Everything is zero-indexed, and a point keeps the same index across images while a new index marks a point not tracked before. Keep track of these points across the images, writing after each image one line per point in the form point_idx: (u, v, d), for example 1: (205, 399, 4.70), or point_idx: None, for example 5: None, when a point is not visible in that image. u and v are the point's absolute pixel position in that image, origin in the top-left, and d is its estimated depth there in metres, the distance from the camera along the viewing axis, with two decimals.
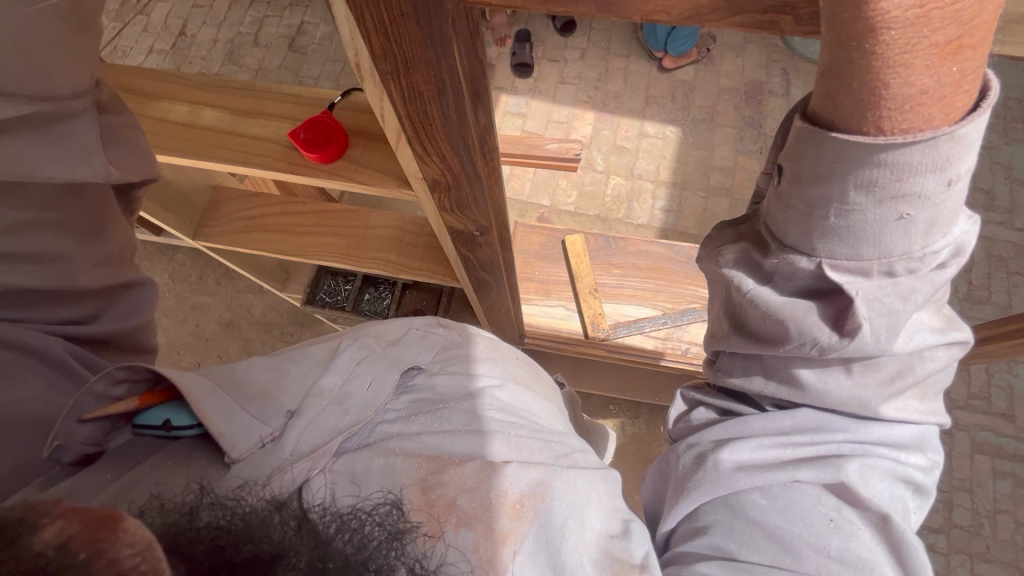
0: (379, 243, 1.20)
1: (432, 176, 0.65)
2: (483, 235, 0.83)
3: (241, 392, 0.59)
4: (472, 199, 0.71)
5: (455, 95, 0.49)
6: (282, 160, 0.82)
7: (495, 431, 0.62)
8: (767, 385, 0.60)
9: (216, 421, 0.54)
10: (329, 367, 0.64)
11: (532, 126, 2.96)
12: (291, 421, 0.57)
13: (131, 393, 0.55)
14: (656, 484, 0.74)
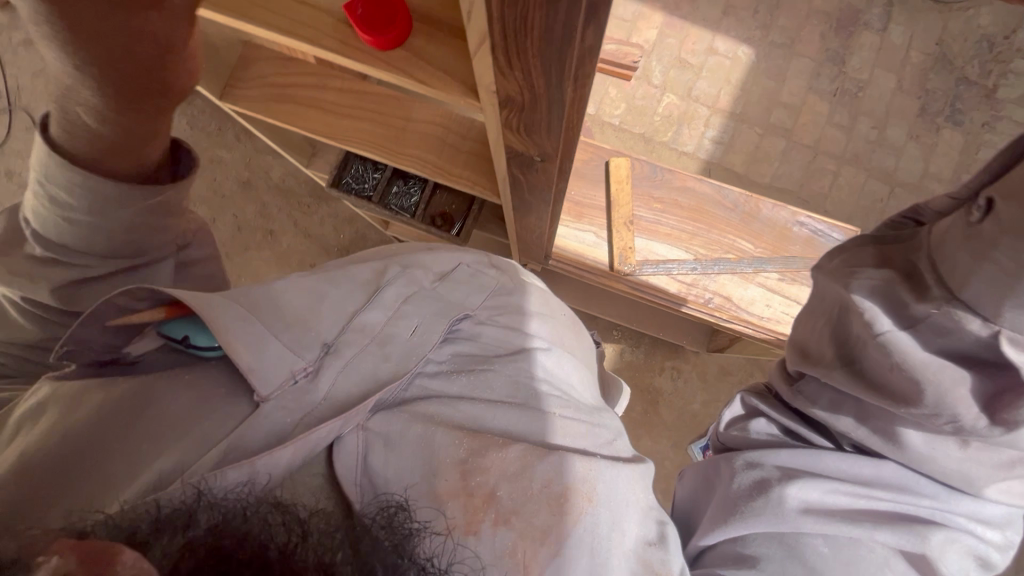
0: (420, 140, 1.10)
1: (506, 92, 0.56)
2: (543, 161, 0.75)
3: (273, 319, 0.64)
4: (544, 125, 0.62)
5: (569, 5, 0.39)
6: (331, 38, 0.71)
7: (526, 412, 0.69)
8: (860, 430, 0.78)
9: (245, 353, 0.59)
10: (373, 301, 0.70)
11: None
12: (326, 356, 0.64)
13: (154, 305, 0.63)
14: (699, 481, 0.95)
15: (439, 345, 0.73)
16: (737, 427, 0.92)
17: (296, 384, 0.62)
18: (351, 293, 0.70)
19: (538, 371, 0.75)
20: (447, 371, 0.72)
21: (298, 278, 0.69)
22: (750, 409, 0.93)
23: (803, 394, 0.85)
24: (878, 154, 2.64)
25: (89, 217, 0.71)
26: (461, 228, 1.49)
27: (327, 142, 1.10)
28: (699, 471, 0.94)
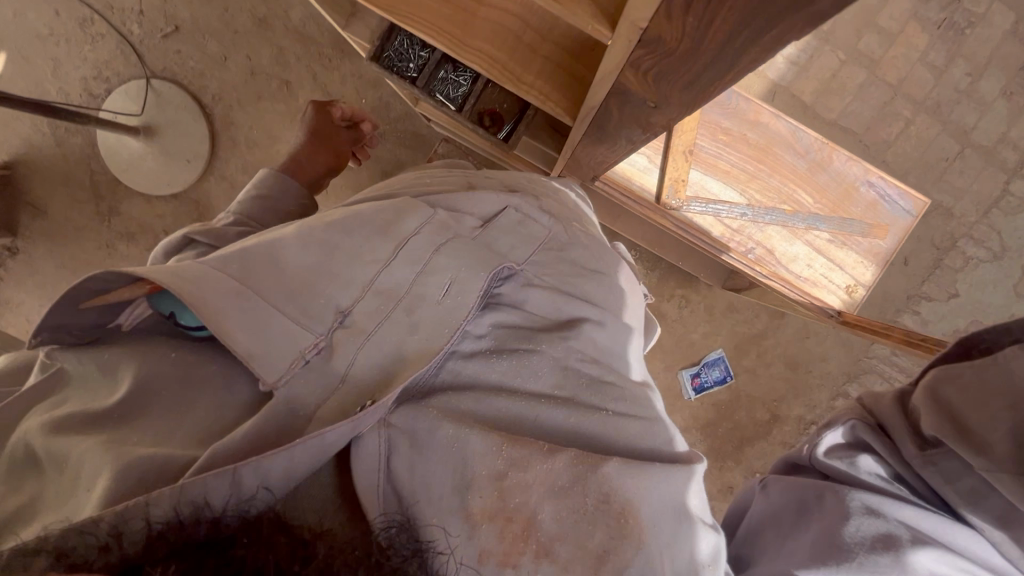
0: (489, 32, 0.92)
1: (657, 33, 0.44)
2: (655, 109, 0.62)
3: (273, 290, 0.61)
4: (683, 77, 0.50)
5: None
6: None
7: (565, 407, 0.70)
8: (994, 528, 0.72)
9: (239, 335, 0.58)
10: (398, 259, 0.68)
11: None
12: (338, 325, 0.63)
13: (134, 283, 0.64)
14: (776, 501, 0.83)
15: (477, 324, 0.73)
16: (841, 458, 0.80)
17: (307, 364, 0.61)
18: (373, 245, 0.68)
19: (579, 355, 0.74)
20: (485, 352, 0.72)
21: (301, 236, 0.65)
22: (853, 441, 0.83)
23: (936, 467, 0.75)
24: (958, 107, 2.37)
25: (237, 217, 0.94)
26: (509, 133, 1.34)
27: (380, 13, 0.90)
28: (786, 495, 0.81)
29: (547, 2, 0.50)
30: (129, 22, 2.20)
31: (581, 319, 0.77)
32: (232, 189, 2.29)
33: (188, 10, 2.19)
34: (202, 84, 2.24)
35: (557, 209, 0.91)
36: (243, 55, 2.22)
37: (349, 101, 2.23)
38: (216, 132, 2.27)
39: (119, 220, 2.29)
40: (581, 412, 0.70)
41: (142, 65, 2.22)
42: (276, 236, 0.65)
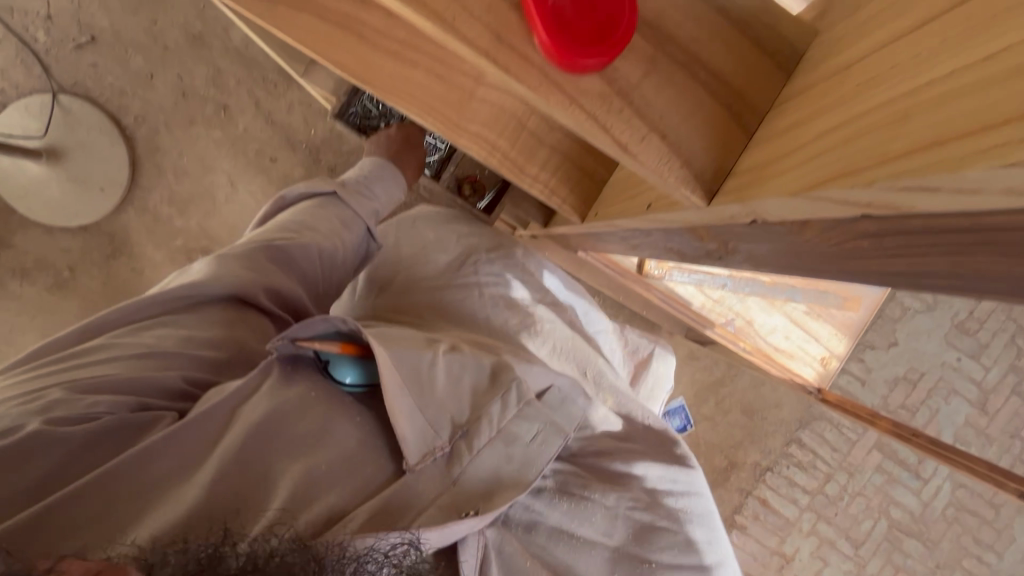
0: (488, 112, 0.79)
1: (794, 226, 0.32)
2: (713, 258, 0.50)
3: (421, 391, 0.67)
4: (785, 262, 0.38)
5: None
6: (475, 24, 0.34)
7: (620, 557, 0.70)
8: None
9: (401, 420, 0.63)
10: (500, 395, 0.71)
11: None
12: (458, 439, 0.67)
13: (333, 341, 0.66)
14: None
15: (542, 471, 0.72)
16: None
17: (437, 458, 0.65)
18: (475, 376, 0.73)
19: (633, 507, 0.73)
20: (550, 491, 0.72)
21: (447, 354, 0.74)
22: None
23: None
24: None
25: (335, 217, 0.90)
26: (491, 201, 1.24)
27: (359, 83, 0.75)
28: None
29: (621, 156, 0.37)
30: (33, 27, 1.89)
31: (629, 475, 0.77)
32: (156, 223, 2.01)
33: (105, 18, 1.91)
34: (122, 103, 1.95)
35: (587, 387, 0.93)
36: (173, 73, 1.95)
37: (296, 131, 1.99)
38: (138, 157, 1.98)
39: (10, 252, 1.94)
40: (628, 572, 0.70)
41: (48, 77, 1.91)
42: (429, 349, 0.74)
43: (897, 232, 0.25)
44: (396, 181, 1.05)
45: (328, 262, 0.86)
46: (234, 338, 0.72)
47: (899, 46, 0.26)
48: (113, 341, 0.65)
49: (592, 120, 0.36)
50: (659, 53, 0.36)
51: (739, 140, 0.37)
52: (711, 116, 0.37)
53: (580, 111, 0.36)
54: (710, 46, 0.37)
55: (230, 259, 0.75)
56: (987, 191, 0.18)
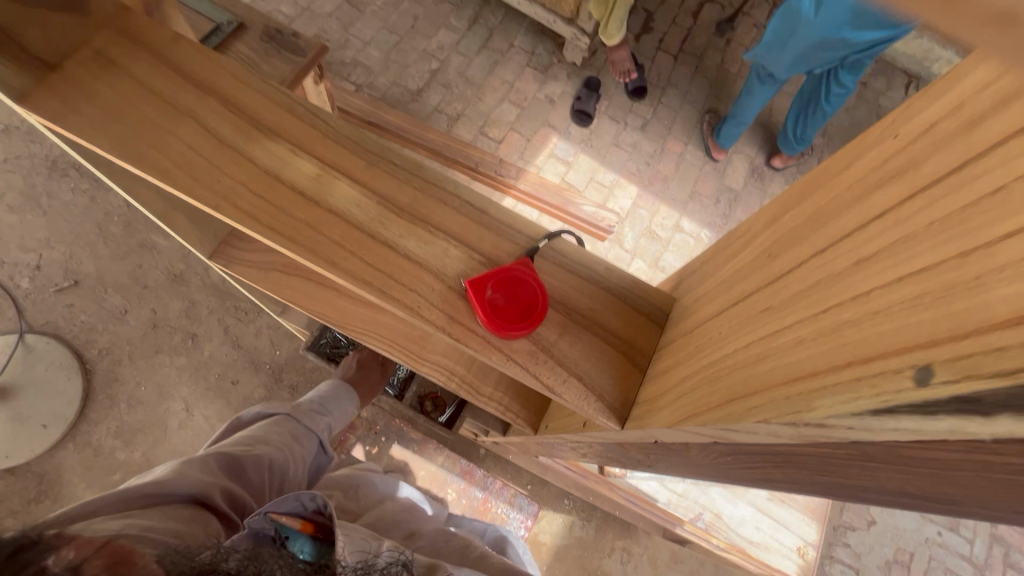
0: (446, 344, 0.92)
1: (680, 445, 0.42)
2: (645, 465, 0.58)
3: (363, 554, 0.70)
4: (685, 465, 0.47)
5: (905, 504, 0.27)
6: (432, 312, 0.49)
7: None
8: None
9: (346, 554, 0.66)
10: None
11: (573, 178, 2.29)
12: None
13: (294, 518, 0.69)
14: None
15: None
16: None
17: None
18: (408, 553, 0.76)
19: None
20: None
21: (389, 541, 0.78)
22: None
23: None
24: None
25: (289, 429, 0.96)
26: (454, 410, 1.33)
27: (333, 325, 0.90)
28: None
29: (548, 392, 0.49)
30: (18, 275, 2.09)
31: None
32: (96, 457, 1.92)
33: (92, 265, 2.13)
34: (90, 338, 2.04)
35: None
36: (148, 308, 2.10)
37: (262, 353, 2.09)
38: (91, 389, 1.99)
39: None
40: None
41: (21, 320, 2.02)
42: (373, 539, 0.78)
43: (736, 451, 0.35)
44: (351, 398, 1.19)
45: (280, 477, 0.87)
46: (192, 531, 0.66)
47: (713, 324, 0.40)
48: (82, 529, 0.59)
49: (524, 370, 0.49)
50: (569, 319, 0.51)
51: (634, 376, 0.49)
52: (613, 361, 0.49)
53: (513, 363, 0.49)
54: (606, 314, 0.52)
55: (192, 465, 0.76)
56: (758, 432, 0.29)
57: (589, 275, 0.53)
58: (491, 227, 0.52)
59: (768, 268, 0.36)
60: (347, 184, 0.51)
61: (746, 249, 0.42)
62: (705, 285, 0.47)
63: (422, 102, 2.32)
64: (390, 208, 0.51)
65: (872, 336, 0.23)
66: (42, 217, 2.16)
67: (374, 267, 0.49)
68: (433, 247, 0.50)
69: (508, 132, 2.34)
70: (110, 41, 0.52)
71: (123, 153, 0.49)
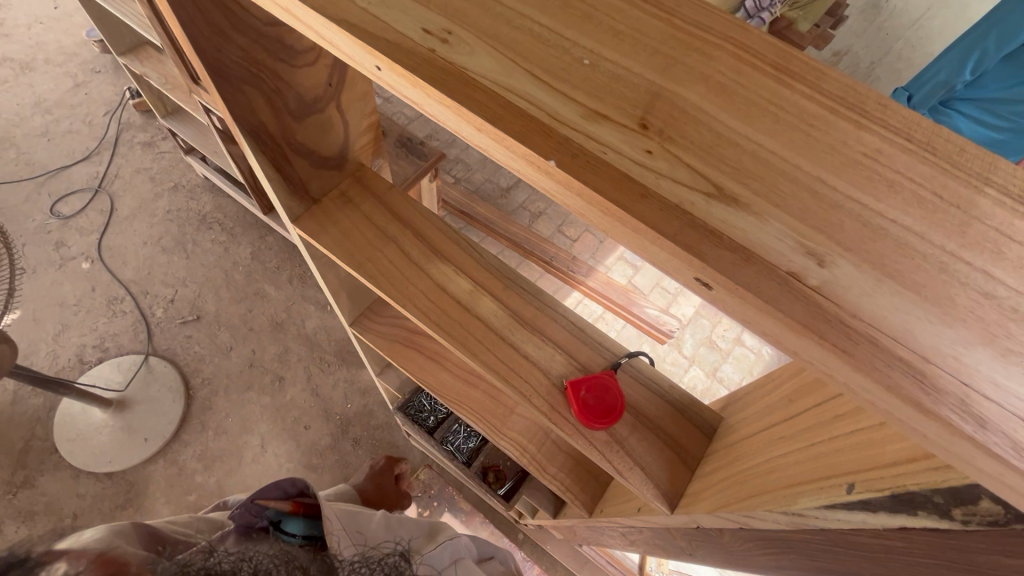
0: (522, 423, 1.09)
1: (715, 530, 0.56)
2: (688, 554, 0.71)
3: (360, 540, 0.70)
4: (721, 553, 0.60)
5: None
6: (537, 399, 0.67)
7: None
8: None
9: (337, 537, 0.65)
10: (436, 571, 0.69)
11: (639, 281, 2.48)
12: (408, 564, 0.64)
13: (283, 502, 0.68)
14: None
15: None
16: None
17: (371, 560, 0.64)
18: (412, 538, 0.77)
19: None
20: None
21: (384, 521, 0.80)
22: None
23: None
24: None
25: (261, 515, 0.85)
26: (509, 488, 1.46)
27: (433, 394, 1.11)
28: None
29: (618, 475, 0.64)
30: (155, 305, 2.49)
31: None
32: (179, 476, 2.15)
33: (215, 305, 2.50)
34: (197, 368, 2.37)
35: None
36: (249, 348, 2.42)
37: (335, 404, 2.32)
38: (188, 413, 2.28)
39: (28, 492, 2.08)
40: None
41: (148, 343, 2.39)
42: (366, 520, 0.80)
43: (754, 537, 0.50)
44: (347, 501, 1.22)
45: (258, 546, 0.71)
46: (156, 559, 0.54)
47: (746, 443, 0.56)
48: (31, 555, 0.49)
49: (601, 455, 0.65)
50: (636, 420, 0.68)
51: (684, 473, 0.64)
52: (669, 459, 0.65)
53: (593, 449, 0.66)
54: (668, 422, 0.68)
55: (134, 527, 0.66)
56: (766, 519, 0.44)
57: (656, 389, 0.70)
58: (586, 342, 0.72)
59: (784, 408, 0.52)
60: (488, 299, 0.73)
61: (772, 391, 0.58)
62: (743, 411, 0.63)
63: (510, 198, 2.64)
64: (516, 319, 0.72)
65: (828, 461, 0.39)
66: (184, 259, 2.60)
67: (501, 361, 0.69)
68: (544, 352, 0.70)
69: (584, 233, 2.61)
70: (349, 185, 0.79)
71: (348, 259, 0.73)
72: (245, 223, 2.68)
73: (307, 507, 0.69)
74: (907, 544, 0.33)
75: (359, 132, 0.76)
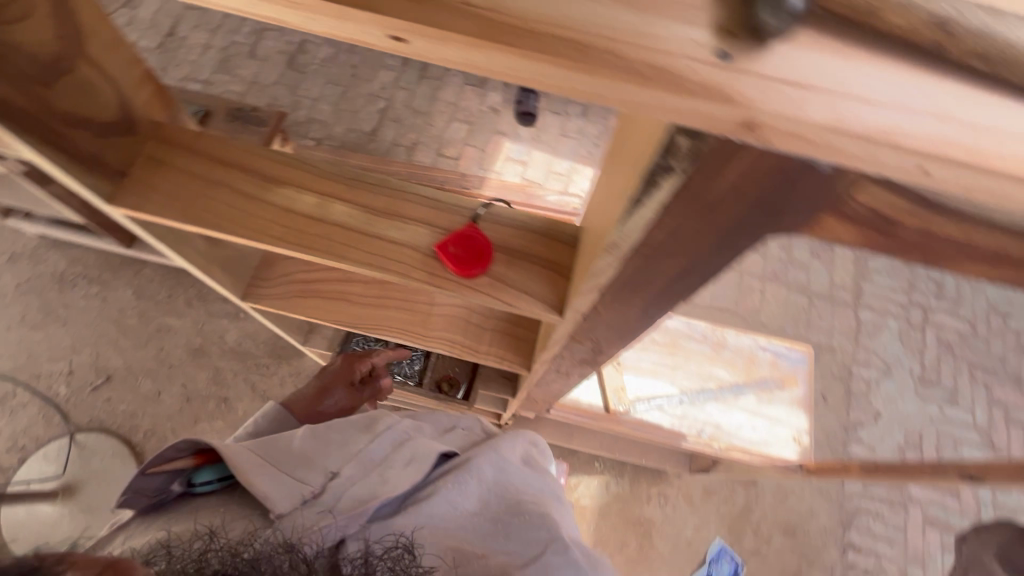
0: (444, 321, 1.14)
1: (594, 313, 0.64)
2: (602, 353, 0.81)
3: (289, 463, 0.71)
4: (614, 331, 0.69)
5: (690, 279, 0.50)
6: (415, 271, 0.72)
7: None
8: None
9: (259, 481, 0.65)
10: (376, 468, 0.73)
11: (531, 174, 2.53)
12: (331, 481, 0.70)
13: (185, 458, 0.69)
14: None
15: (444, 549, 0.67)
16: None
17: (305, 504, 0.65)
18: (354, 439, 0.78)
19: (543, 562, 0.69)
20: (449, 550, 0.66)
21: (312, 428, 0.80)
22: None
23: None
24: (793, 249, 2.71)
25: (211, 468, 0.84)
26: (466, 390, 1.53)
27: (350, 330, 1.13)
28: None
29: (510, 305, 0.71)
30: (55, 383, 2.28)
31: (531, 513, 0.75)
32: None
33: (121, 358, 2.33)
34: (133, 424, 2.23)
35: (503, 500, 0.76)
36: (178, 384, 2.30)
37: None
38: None
39: None
40: None
41: (67, 423, 2.21)
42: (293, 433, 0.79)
43: (612, 297, 0.58)
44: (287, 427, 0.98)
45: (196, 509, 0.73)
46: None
47: (591, 225, 0.63)
48: None
49: (489, 295, 0.71)
50: (511, 257, 0.73)
51: (563, 282, 0.72)
52: (546, 277, 0.72)
53: (482, 295, 0.71)
54: (539, 249, 0.74)
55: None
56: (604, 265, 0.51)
57: (523, 225, 0.75)
58: (444, 207, 0.75)
59: (608, 176, 0.58)
60: (338, 203, 0.74)
61: (600, 175, 0.64)
62: (591, 205, 0.69)
63: (380, 139, 2.55)
64: (372, 211, 0.74)
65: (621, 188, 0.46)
66: (63, 326, 2.36)
67: (371, 252, 0.72)
68: (409, 231, 0.73)
69: (464, 148, 2.59)
70: (153, 147, 0.75)
71: (184, 217, 0.72)
72: (113, 265, 2.44)
73: (214, 455, 0.71)
74: (675, 218, 0.40)
75: (133, 88, 0.73)
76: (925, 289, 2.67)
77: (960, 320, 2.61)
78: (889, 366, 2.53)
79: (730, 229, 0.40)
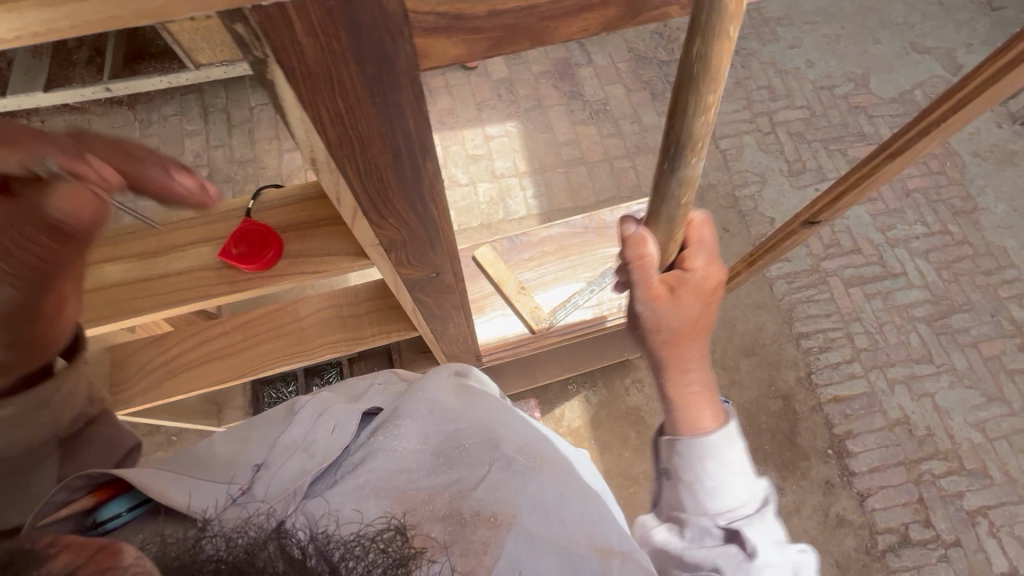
0: (319, 328, 1.13)
1: (388, 239, 0.67)
2: (440, 274, 0.84)
3: (202, 470, 0.72)
4: (426, 245, 0.72)
5: (409, 160, 0.53)
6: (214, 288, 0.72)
7: (514, 518, 0.71)
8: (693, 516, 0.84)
9: (171, 493, 0.65)
10: (309, 448, 0.76)
11: None
12: (260, 473, 0.72)
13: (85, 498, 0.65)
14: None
15: (393, 498, 0.71)
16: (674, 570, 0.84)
17: (236, 502, 0.67)
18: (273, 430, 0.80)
19: (493, 480, 0.74)
20: (395, 503, 0.71)
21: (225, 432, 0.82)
22: (672, 462, 0.85)
23: None
24: (643, 118, 2.84)
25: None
26: None
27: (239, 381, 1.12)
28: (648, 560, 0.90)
29: (318, 274, 0.74)
30: None
31: (470, 440, 0.79)
32: None
33: None
34: None
35: (440, 435, 0.81)
36: None
37: None
38: None
39: None
40: (490, 528, 0.69)
41: None
42: (205, 439, 0.81)
43: (381, 214, 0.61)
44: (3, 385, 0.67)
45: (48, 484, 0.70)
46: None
47: None
48: None
49: (297, 272, 0.73)
50: (300, 231, 0.74)
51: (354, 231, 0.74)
52: (338, 233, 0.74)
53: (291, 276, 0.73)
54: (322, 213, 0.75)
55: None
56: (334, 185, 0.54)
57: (296, 198, 0.76)
58: (219, 218, 0.75)
59: None
60: (108, 265, 0.72)
61: None
62: None
63: None
64: (145, 254, 0.72)
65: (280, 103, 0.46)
66: None
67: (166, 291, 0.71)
68: (191, 257, 0.73)
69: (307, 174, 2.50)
70: None
71: None
72: None
73: (118, 485, 0.67)
74: (323, 105, 0.42)
75: None
76: (760, 98, 2.89)
77: (799, 109, 2.85)
78: (762, 175, 2.74)
79: (378, 92, 0.43)
